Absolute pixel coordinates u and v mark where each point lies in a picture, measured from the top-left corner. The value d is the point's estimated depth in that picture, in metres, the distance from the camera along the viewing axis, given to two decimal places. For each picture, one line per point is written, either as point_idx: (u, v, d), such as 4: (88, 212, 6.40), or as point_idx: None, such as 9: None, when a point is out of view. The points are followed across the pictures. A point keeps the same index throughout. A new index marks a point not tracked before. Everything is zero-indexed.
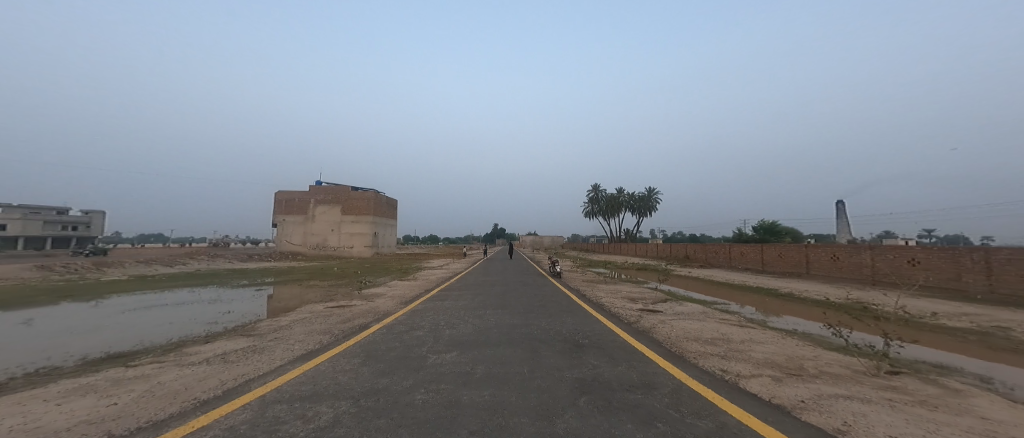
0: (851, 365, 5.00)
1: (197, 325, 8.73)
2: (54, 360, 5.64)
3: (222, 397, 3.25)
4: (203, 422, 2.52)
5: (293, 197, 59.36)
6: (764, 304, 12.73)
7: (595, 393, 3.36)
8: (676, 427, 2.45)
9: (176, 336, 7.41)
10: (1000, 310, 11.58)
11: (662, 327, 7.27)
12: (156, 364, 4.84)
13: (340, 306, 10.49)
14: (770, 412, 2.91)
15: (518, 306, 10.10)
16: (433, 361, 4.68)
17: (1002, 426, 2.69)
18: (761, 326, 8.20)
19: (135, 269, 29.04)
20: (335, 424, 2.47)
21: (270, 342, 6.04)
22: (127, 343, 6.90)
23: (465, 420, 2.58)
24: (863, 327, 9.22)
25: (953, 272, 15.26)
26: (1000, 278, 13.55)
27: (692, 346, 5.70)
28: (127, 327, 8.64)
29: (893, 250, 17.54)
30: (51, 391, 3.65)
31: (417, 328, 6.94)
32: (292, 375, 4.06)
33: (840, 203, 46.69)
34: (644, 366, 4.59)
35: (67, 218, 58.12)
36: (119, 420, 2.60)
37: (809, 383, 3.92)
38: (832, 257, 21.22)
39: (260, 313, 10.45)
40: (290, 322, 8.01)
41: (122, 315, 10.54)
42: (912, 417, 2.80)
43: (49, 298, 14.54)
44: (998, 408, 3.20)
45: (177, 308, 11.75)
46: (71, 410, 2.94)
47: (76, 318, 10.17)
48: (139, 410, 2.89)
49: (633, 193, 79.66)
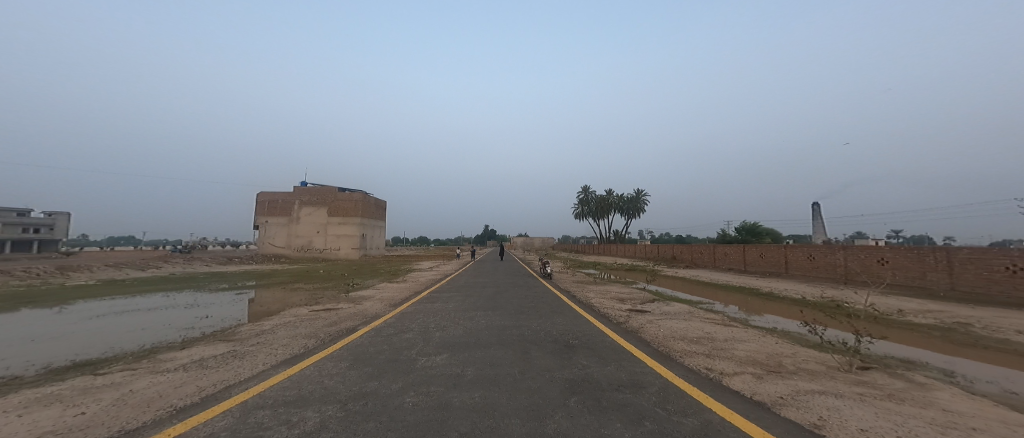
0: (826, 362, 5.20)
1: (174, 330, 8.37)
2: (15, 370, 5.30)
3: (200, 404, 3.14)
4: (180, 430, 2.42)
5: (276, 199, 58.12)
6: (747, 303, 13.08)
7: (585, 393, 3.40)
8: (663, 426, 2.49)
9: (150, 343, 7.04)
10: (961, 307, 12.27)
11: (650, 326, 7.38)
12: (127, 372, 4.60)
13: (326, 310, 10.26)
14: (751, 408, 3.00)
15: (508, 308, 10.11)
16: (423, 364, 4.63)
17: (964, 418, 2.85)
18: (744, 325, 8.42)
19: (104, 274, 27.63)
20: (321, 429, 2.42)
21: (252, 347, 5.84)
22: (96, 350, 6.52)
23: (455, 421, 2.57)
24: (837, 325, 9.60)
25: (918, 271, 16.07)
26: (961, 276, 14.37)
27: (679, 345, 5.83)
28: (99, 333, 8.26)
29: (864, 250, 18.38)
30: (12, 401, 3.43)
31: (406, 330, 6.83)
32: (276, 380, 3.94)
33: (818, 204, 48.95)
34: (632, 365, 4.67)
35: (27, 220, 54.83)
36: (89, 430, 2.48)
37: (788, 379, 4.07)
38: (809, 257, 22.05)
39: (240, 317, 10.04)
40: (273, 326, 7.76)
41: (90, 321, 9.98)
42: (881, 411, 2.94)
43: (10, 305, 13.67)
44: (959, 401, 3.40)
45: (151, 314, 11.21)
46: (33, 421, 2.76)
47: (39, 325, 9.59)
48: (109, 419, 2.76)
49: (621, 194, 81.00)
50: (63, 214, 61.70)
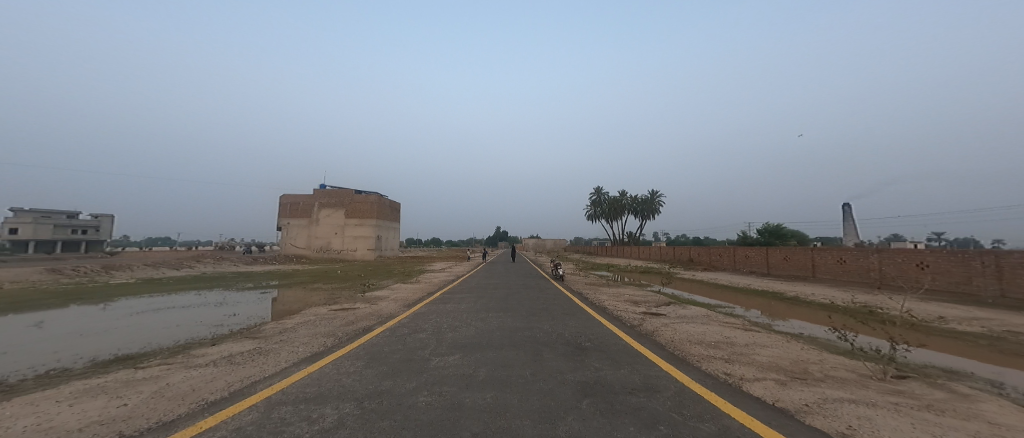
0: (857, 369, 4.95)
1: (204, 328, 8.79)
2: (66, 362, 5.71)
3: (229, 398, 3.31)
4: (211, 423, 2.56)
5: (298, 201, 60.39)
6: (771, 308, 12.54)
7: (598, 396, 3.38)
8: (679, 430, 2.45)
9: (183, 339, 7.45)
10: (1012, 314, 11.38)
11: (665, 330, 7.22)
12: (164, 366, 4.91)
13: (344, 309, 10.56)
14: (773, 415, 2.90)
15: (520, 309, 10.11)
16: (436, 364, 4.71)
17: (1011, 431, 2.67)
18: (766, 329, 8.12)
19: (143, 272, 29.45)
20: (339, 425, 2.51)
21: (275, 344, 6.11)
22: (135, 345, 6.96)
23: (468, 422, 2.61)
24: (869, 332, 9.12)
25: (963, 276, 15.05)
26: (1011, 282, 13.36)
27: (696, 349, 5.68)
28: (135, 330, 8.74)
29: (901, 253, 17.36)
30: (63, 392, 3.72)
31: (420, 331, 6.94)
32: (297, 376, 4.12)
33: (848, 205, 46.57)
34: (647, 369, 4.58)
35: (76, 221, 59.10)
36: (130, 421, 2.66)
37: (813, 386, 3.90)
38: (838, 260, 21.00)
39: (264, 316, 10.47)
40: (294, 325, 8.03)
41: (129, 318, 10.65)
42: (917, 422, 2.78)
43: (59, 301, 14.76)
44: (1006, 414, 3.17)
45: (184, 311, 11.88)
46: (82, 411, 2.98)
47: (85, 320, 10.32)
48: (148, 410, 2.95)
49: (636, 196, 79.71)
50: (107, 217, 66.31)
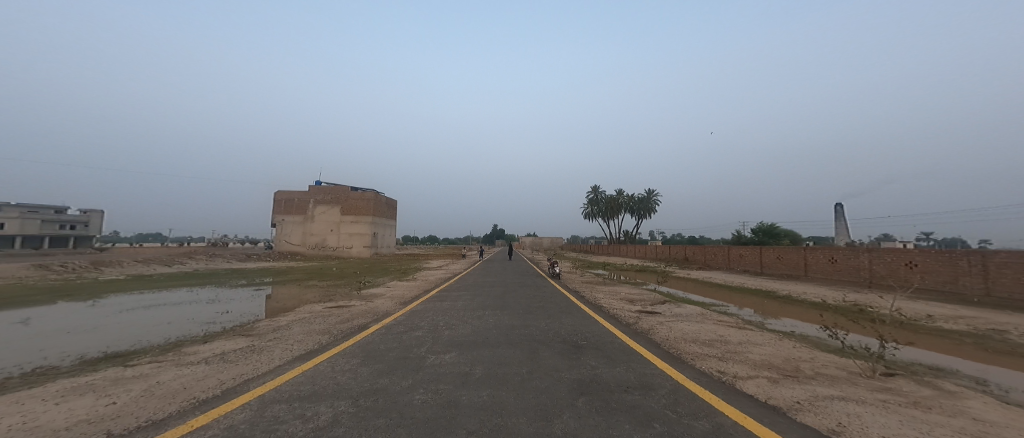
0: (847, 367, 5.03)
1: (196, 325, 8.66)
2: (51, 360, 5.59)
3: (221, 397, 3.26)
4: (202, 421, 2.53)
5: (293, 198, 59.87)
6: (764, 306, 12.66)
7: (593, 394, 3.39)
8: (674, 428, 2.47)
9: (175, 337, 7.34)
10: (997, 313, 11.63)
11: (660, 328, 7.27)
12: (154, 364, 4.82)
13: (339, 307, 10.53)
14: (765, 412, 2.94)
15: (516, 307, 10.12)
16: (432, 362, 4.70)
17: (996, 427, 2.73)
18: (760, 328, 8.17)
19: (134, 269, 29.06)
20: (334, 424, 2.49)
21: (269, 341, 6.06)
22: (124, 343, 6.84)
23: (463, 420, 2.60)
24: (858, 330, 9.27)
25: (950, 275, 15.34)
26: (997, 281, 13.65)
27: (691, 348, 5.73)
28: (127, 326, 8.67)
29: (891, 253, 17.63)
30: (49, 390, 3.63)
31: (417, 329, 6.93)
32: (292, 375, 4.07)
33: (840, 206, 47.13)
34: (642, 367, 4.60)
35: (65, 217, 58.15)
36: (117, 420, 2.61)
37: (806, 384, 3.96)
38: (830, 260, 21.28)
39: (258, 314, 10.37)
40: (289, 322, 7.99)
41: (120, 315, 10.52)
42: (906, 419, 2.84)
43: (48, 298, 14.53)
44: (991, 410, 3.24)
45: (176, 308, 11.73)
46: (70, 410, 2.93)
47: (74, 317, 10.14)
48: (138, 409, 2.90)
49: (633, 195, 80.04)
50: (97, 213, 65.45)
